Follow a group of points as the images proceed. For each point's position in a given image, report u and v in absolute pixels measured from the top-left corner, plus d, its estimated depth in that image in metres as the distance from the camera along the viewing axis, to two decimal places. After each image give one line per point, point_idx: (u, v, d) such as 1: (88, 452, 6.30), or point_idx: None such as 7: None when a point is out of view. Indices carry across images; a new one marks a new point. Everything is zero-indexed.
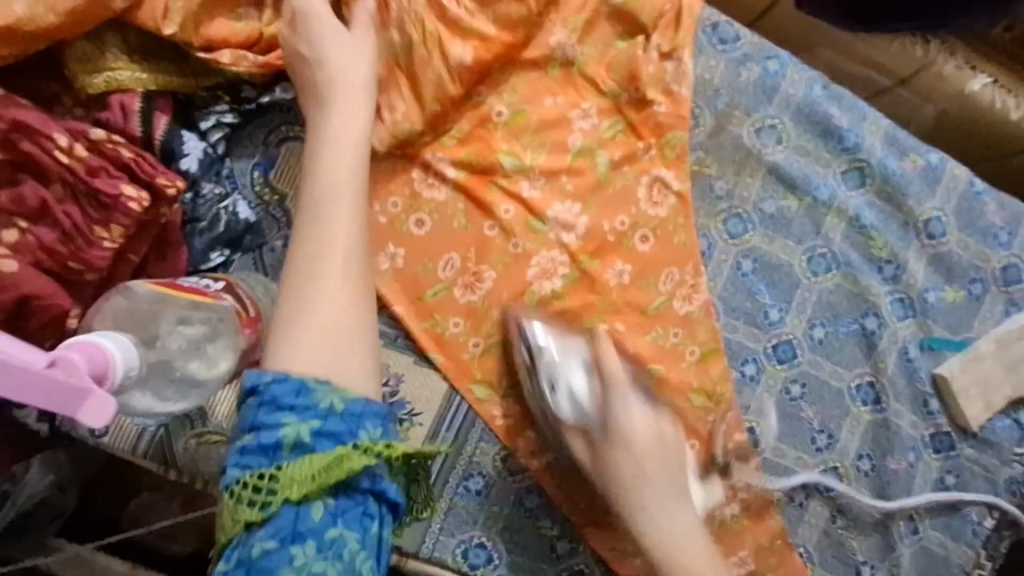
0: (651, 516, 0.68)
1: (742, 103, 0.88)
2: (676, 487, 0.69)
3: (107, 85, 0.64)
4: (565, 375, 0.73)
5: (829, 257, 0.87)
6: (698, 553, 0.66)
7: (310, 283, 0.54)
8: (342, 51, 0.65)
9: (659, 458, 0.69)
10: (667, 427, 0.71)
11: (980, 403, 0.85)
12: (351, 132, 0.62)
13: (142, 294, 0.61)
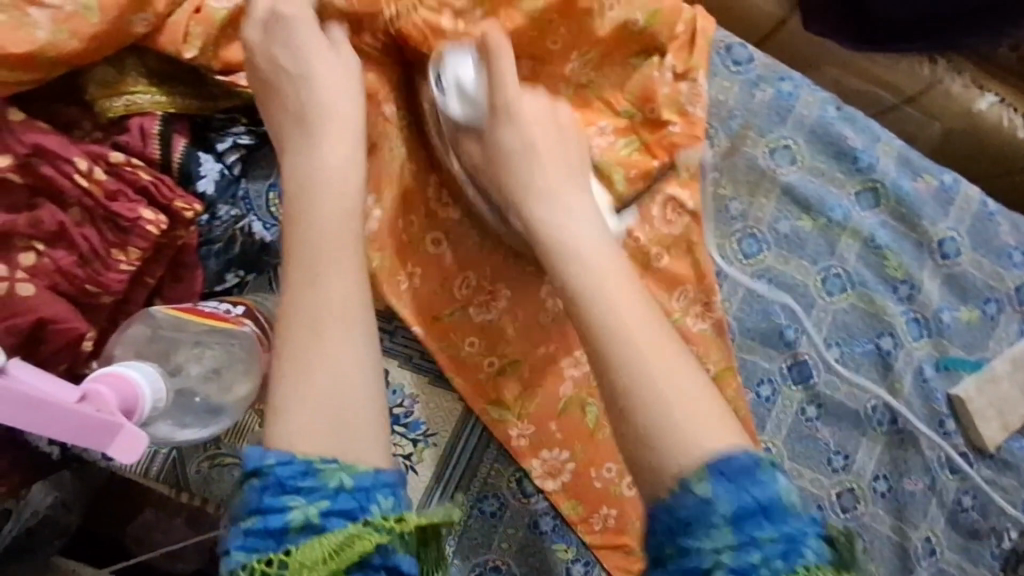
0: (552, 225, 0.58)
1: (756, 124, 0.88)
2: (590, 218, 0.59)
3: (127, 109, 0.64)
4: (453, 70, 0.69)
5: (844, 276, 0.86)
6: (618, 276, 0.54)
7: (310, 347, 0.51)
8: (331, 85, 0.60)
9: (551, 142, 0.64)
10: (561, 116, 0.66)
11: (996, 423, 0.85)
12: (343, 169, 0.58)
13: (162, 318, 0.61)
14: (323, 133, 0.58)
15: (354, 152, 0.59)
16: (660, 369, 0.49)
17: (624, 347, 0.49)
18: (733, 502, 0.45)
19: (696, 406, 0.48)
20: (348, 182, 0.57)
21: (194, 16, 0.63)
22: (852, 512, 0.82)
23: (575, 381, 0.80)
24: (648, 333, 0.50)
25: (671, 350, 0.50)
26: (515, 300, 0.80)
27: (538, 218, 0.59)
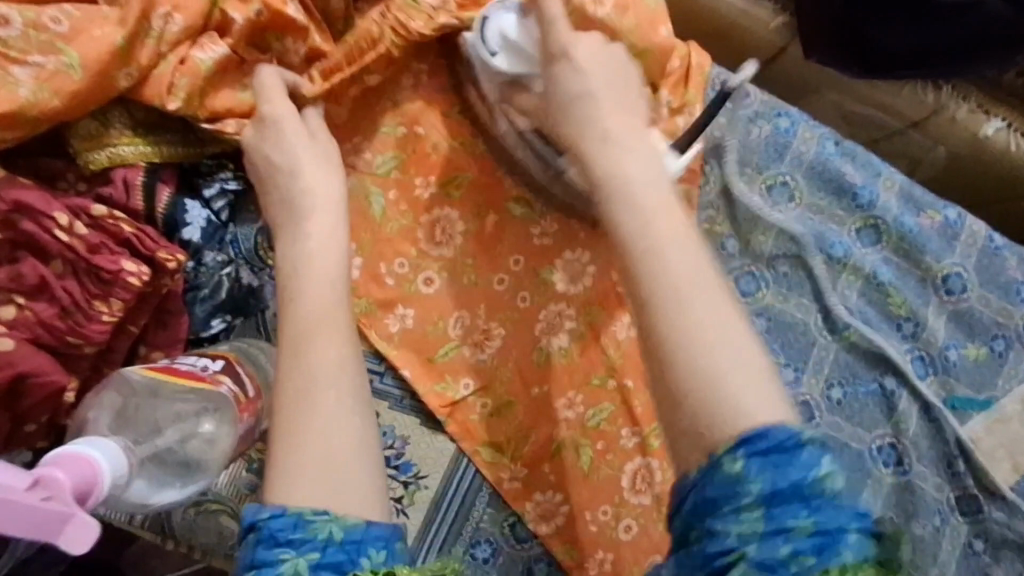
0: (632, 198, 0.59)
1: (753, 160, 0.86)
2: (663, 199, 0.59)
3: (110, 160, 0.64)
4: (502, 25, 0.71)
5: (847, 313, 0.84)
6: (698, 274, 0.56)
7: (302, 413, 0.50)
8: (316, 167, 0.61)
9: (601, 76, 0.66)
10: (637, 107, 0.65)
11: (1007, 465, 0.84)
12: (326, 244, 0.57)
13: (132, 379, 0.60)
14: (309, 212, 0.59)
15: (338, 225, 0.58)
16: (727, 364, 0.53)
17: (696, 341, 0.54)
18: (769, 482, 0.50)
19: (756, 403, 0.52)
20: (334, 256, 0.57)
21: (179, 68, 0.63)
22: None
23: (569, 423, 0.78)
24: (718, 344, 0.54)
25: (740, 341, 0.54)
26: (512, 339, 0.80)
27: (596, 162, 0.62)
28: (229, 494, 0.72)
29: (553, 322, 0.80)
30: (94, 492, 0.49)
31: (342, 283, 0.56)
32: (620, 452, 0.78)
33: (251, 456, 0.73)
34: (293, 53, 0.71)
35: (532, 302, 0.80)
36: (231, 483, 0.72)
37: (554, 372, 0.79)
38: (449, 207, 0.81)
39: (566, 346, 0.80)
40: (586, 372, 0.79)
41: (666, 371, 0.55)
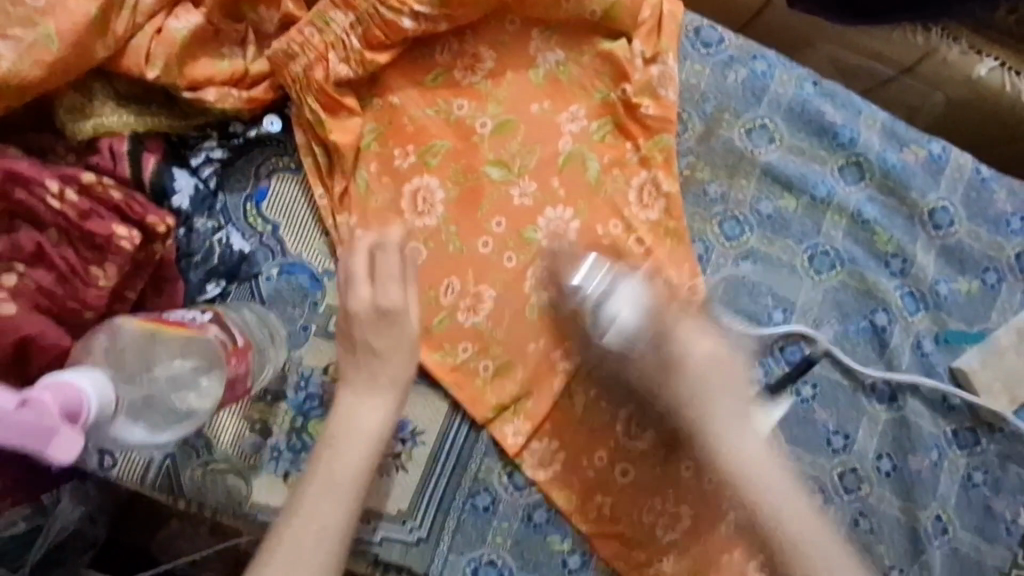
0: (750, 469, 0.67)
1: (730, 106, 0.86)
2: (774, 464, 0.68)
3: (96, 130, 0.70)
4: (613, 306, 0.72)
5: (832, 254, 0.84)
6: (817, 528, 0.65)
7: (306, 531, 0.60)
8: (402, 350, 0.68)
9: (715, 375, 0.70)
10: (734, 362, 0.72)
11: (1004, 396, 0.84)
12: (377, 428, 0.66)
13: (126, 329, 0.61)
14: (381, 387, 0.67)
15: (392, 412, 0.67)
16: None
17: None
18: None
19: None
20: (378, 437, 0.66)
21: (156, 37, 0.69)
22: (855, 493, 0.82)
23: (566, 374, 0.79)
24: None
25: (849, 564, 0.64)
26: (503, 297, 0.78)
27: (722, 447, 0.69)
28: (235, 453, 0.75)
29: (543, 277, 0.79)
30: (82, 413, 0.51)
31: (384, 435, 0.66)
32: (613, 399, 0.79)
33: (253, 417, 0.76)
34: (269, 21, 0.75)
35: (518, 261, 0.79)
36: (235, 443, 0.75)
37: (551, 327, 0.79)
38: (427, 175, 0.79)
39: (557, 300, 0.78)
40: (579, 323, 0.79)
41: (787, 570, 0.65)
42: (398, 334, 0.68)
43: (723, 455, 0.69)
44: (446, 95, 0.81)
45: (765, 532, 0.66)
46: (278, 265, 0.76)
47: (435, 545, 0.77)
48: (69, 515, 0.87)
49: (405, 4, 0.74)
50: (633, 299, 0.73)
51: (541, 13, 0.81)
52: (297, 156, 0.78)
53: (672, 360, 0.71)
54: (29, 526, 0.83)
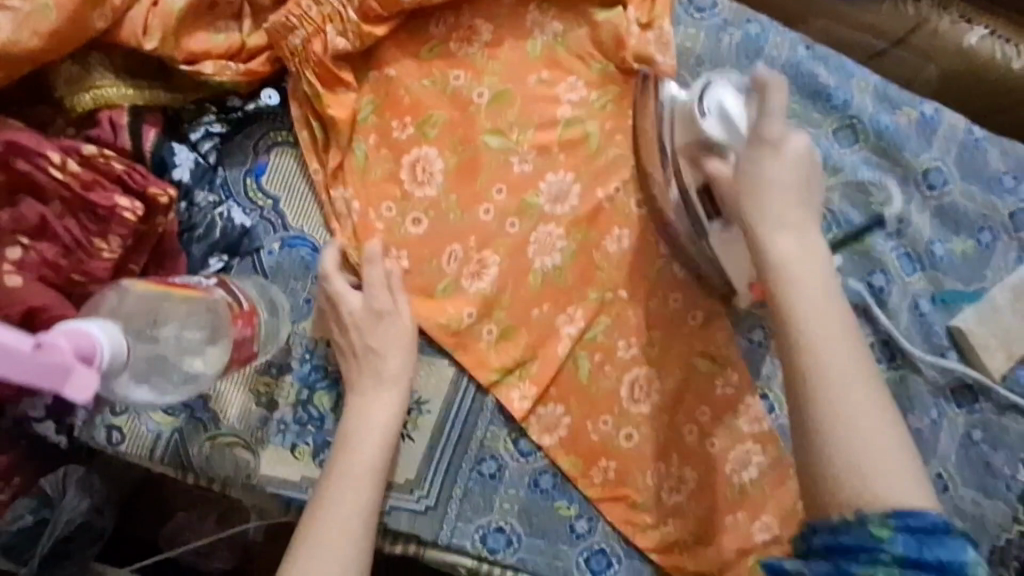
0: (794, 268, 0.63)
1: (725, 70, 0.87)
2: (822, 275, 0.63)
3: (95, 102, 0.72)
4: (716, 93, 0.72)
5: (829, 216, 0.85)
6: (850, 351, 0.60)
7: (327, 532, 0.65)
8: (399, 348, 0.73)
9: (796, 167, 0.65)
10: (813, 175, 0.66)
11: (1001, 354, 0.84)
12: (385, 426, 0.70)
13: (135, 289, 0.62)
14: (382, 386, 0.71)
15: (399, 407, 0.71)
16: (851, 419, 0.58)
17: (835, 422, 0.58)
18: (911, 554, 0.54)
19: (872, 457, 0.57)
20: (387, 434, 0.70)
21: (152, 9, 0.71)
22: None
23: (571, 338, 0.79)
24: (854, 418, 0.58)
25: (874, 400, 0.59)
26: (504, 264, 0.79)
27: (767, 237, 0.64)
28: (242, 427, 0.76)
29: (545, 243, 0.79)
30: (96, 356, 0.52)
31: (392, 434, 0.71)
32: (617, 364, 0.80)
33: (259, 390, 0.76)
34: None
35: (520, 228, 0.79)
36: (242, 416, 0.76)
37: (552, 293, 0.79)
38: (427, 145, 0.80)
39: (559, 265, 0.80)
40: (580, 288, 0.80)
41: (799, 389, 0.60)
42: (393, 339, 0.73)
43: (764, 245, 0.64)
44: (443, 66, 0.81)
45: (790, 346, 0.61)
46: (279, 240, 0.77)
47: (443, 512, 0.78)
48: (76, 506, 0.82)
49: None
50: (736, 103, 0.71)
51: None
52: (294, 130, 0.79)
53: (763, 137, 0.65)
54: (36, 520, 0.80)
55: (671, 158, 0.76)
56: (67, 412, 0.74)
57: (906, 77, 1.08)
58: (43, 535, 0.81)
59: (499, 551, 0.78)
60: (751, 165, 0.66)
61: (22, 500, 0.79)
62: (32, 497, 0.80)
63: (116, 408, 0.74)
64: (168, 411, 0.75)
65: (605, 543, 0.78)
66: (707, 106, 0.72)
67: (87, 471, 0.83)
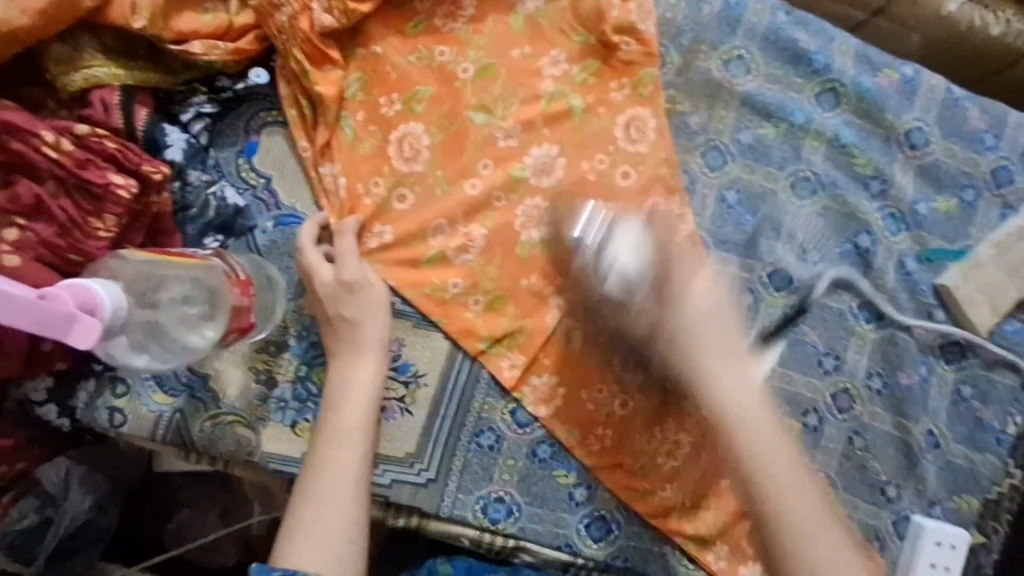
0: (746, 419, 0.69)
1: (707, 38, 0.88)
2: (770, 428, 0.69)
3: (86, 82, 0.73)
4: (611, 241, 0.75)
5: (813, 179, 0.87)
6: (794, 469, 0.68)
7: (317, 503, 0.65)
8: (373, 317, 0.73)
9: (712, 323, 0.73)
10: (723, 303, 0.75)
11: (986, 309, 0.85)
12: (367, 391, 0.71)
13: (132, 260, 0.64)
14: (361, 354, 0.72)
15: (378, 373, 0.72)
16: (808, 530, 0.66)
17: (794, 533, 0.66)
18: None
19: (831, 557, 0.65)
20: (370, 400, 0.71)
21: None
22: (848, 413, 0.85)
23: (560, 309, 0.80)
24: (810, 529, 0.66)
25: (814, 497, 0.68)
26: (493, 236, 0.80)
27: (714, 388, 0.71)
28: (242, 405, 0.76)
29: (532, 215, 0.80)
30: (98, 310, 0.55)
31: (374, 405, 0.71)
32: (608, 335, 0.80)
33: (257, 368, 0.77)
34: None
35: (507, 201, 0.80)
36: (242, 395, 0.76)
37: (540, 263, 0.80)
38: (413, 121, 0.81)
39: (547, 237, 0.80)
40: (564, 259, 0.79)
41: (761, 509, 0.67)
42: (366, 313, 0.73)
43: (710, 392, 0.71)
44: (429, 43, 0.82)
45: (748, 490, 0.68)
46: (273, 218, 0.78)
47: (444, 484, 0.78)
48: (79, 505, 0.86)
49: None
50: (636, 245, 0.75)
51: None
52: (283, 109, 0.80)
53: (672, 295, 0.73)
54: (42, 518, 0.84)
55: (589, 269, 0.77)
56: (68, 395, 0.75)
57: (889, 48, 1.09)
58: (48, 532, 0.85)
59: (500, 520, 0.78)
60: (675, 324, 0.73)
61: (27, 499, 0.83)
62: (37, 496, 0.84)
63: (117, 389, 0.74)
64: (167, 391, 0.75)
65: (604, 510, 0.79)
66: (608, 257, 0.75)
67: (88, 471, 0.87)
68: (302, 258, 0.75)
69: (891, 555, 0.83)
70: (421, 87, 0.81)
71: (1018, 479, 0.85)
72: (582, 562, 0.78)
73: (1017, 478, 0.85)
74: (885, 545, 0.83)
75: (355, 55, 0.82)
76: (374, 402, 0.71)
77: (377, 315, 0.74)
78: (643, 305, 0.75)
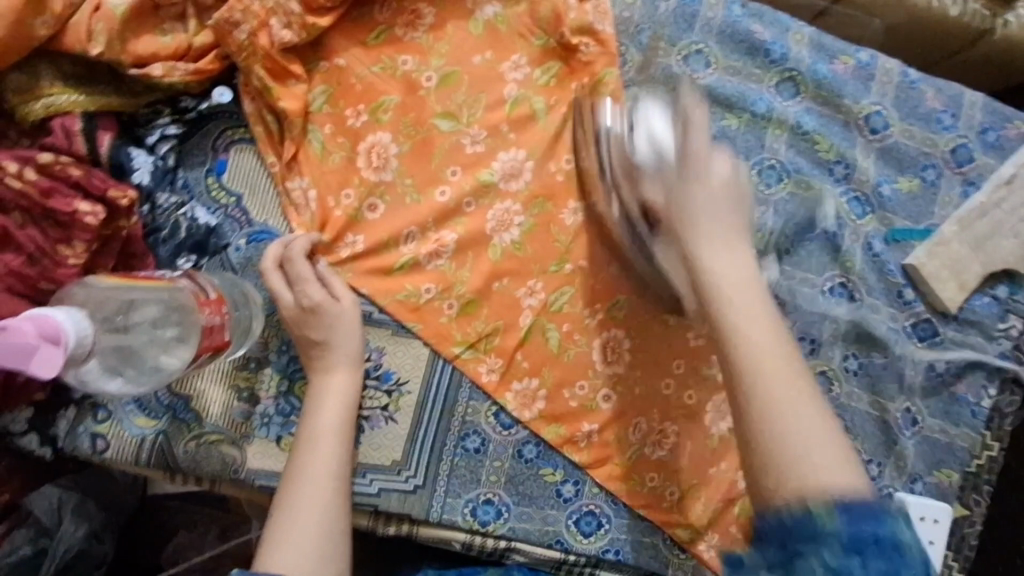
0: (722, 285, 0.59)
1: (666, 34, 0.89)
2: (759, 298, 0.59)
3: (46, 109, 0.73)
4: (647, 122, 0.71)
5: (778, 166, 0.88)
6: (744, 280, 0.60)
7: (299, 508, 0.66)
8: (345, 329, 0.74)
9: (728, 190, 0.63)
10: (743, 183, 0.64)
11: (953, 284, 0.87)
12: (342, 402, 0.72)
13: (100, 285, 0.63)
14: (336, 366, 0.73)
15: (355, 384, 0.74)
16: (795, 428, 0.54)
17: (770, 406, 0.55)
18: (852, 535, 0.49)
19: (821, 445, 0.53)
20: (345, 410, 0.72)
21: (95, 14, 0.72)
22: (827, 395, 0.86)
23: (535, 309, 0.81)
24: (799, 410, 0.54)
25: (819, 407, 0.55)
26: (464, 242, 0.80)
27: (698, 258, 0.61)
28: (226, 423, 0.76)
29: (502, 219, 0.81)
30: (62, 337, 0.53)
31: (351, 413, 0.73)
32: (585, 332, 0.81)
33: (239, 385, 0.77)
34: None
35: (477, 206, 0.81)
36: (225, 413, 0.76)
37: (513, 267, 0.81)
38: (380, 131, 0.81)
39: (519, 240, 0.81)
40: (539, 260, 0.81)
41: (739, 408, 0.56)
42: (338, 323, 0.74)
43: (698, 261, 0.61)
44: (391, 52, 0.83)
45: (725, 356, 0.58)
46: (245, 236, 0.78)
47: (432, 490, 0.78)
48: (73, 532, 0.87)
49: None
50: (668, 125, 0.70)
51: None
52: (249, 126, 0.81)
53: (692, 169, 0.64)
54: (35, 549, 0.84)
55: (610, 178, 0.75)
56: (48, 424, 0.74)
57: (853, 33, 1.10)
58: (43, 562, 0.84)
59: (490, 522, 0.78)
60: (682, 193, 0.64)
61: (19, 531, 0.83)
62: (30, 527, 0.84)
63: (98, 414, 0.74)
64: (149, 414, 0.75)
65: (593, 505, 0.80)
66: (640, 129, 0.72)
67: (81, 499, 0.89)
68: (267, 276, 0.75)
69: None
70: (386, 97, 0.82)
71: (995, 450, 0.87)
72: (574, 558, 0.79)
73: (995, 449, 0.87)
74: None
75: (317, 67, 0.82)
76: (351, 410, 0.73)
77: (349, 329, 0.74)
78: (656, 195, 0.68)
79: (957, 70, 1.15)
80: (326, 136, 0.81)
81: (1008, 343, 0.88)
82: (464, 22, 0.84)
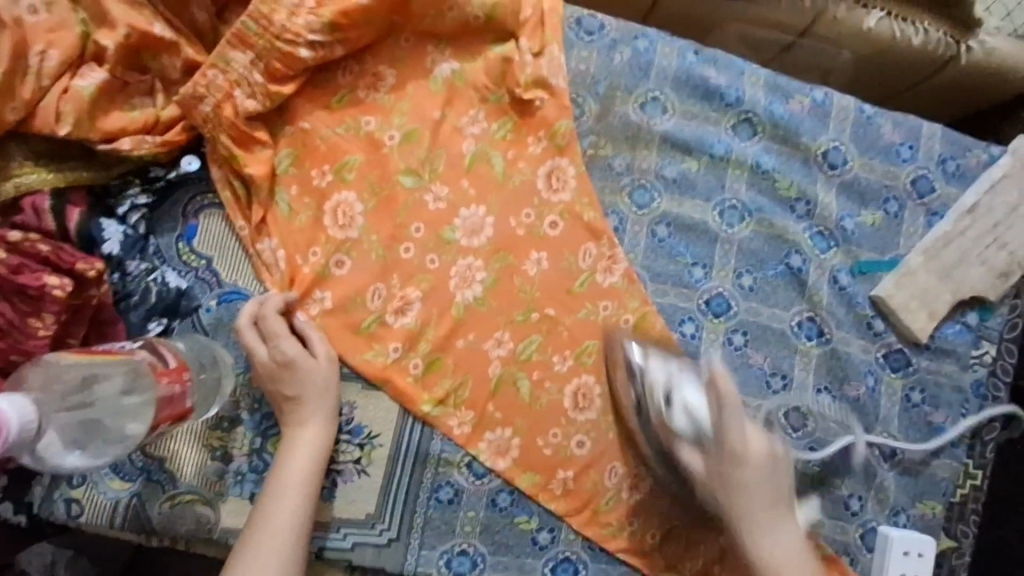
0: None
1: (622, 84, 0.90)
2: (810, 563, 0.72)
3: (18, 189, 0.76)
4: (680, 390, 0.77)
5: (739, 207, 0.89)
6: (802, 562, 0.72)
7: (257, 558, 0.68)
8: (316, 385, 0.76)
9: (769, 471, 0.74)
10: (778, 454, 0.75)
11: (923, 314, 0.88)
12: (312, 455, 0.74)
13: (62, 362, 0.66)
14: (308, 420, 0.75)
15: (326, 438, 0.76)
16: None
17: None
18: None
19: None
20: (315, 462, 0.74)
21: (63, 97, 0.75)
22: (802, 430, 0.85)
23: (502, 359, 0.82)
24: None
25: None
26: (428, 299, 0.82)
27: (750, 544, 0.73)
28: (200, 482, 0.77)
29: (465, 275, 0.83)
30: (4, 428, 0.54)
31: (320, 466, 0.74)
32: (555, 377, 0.82)
33: (212, 445, 0.78)
34: (170, 67, 0.81)
35: (440, 262, 0.83)
36: (197, 473, 0.77)
37: (473, 323, 0.82)
38: (346, 190, 0.83)
39: (481, 295, 0.83)
40: (506, 310, 0.83)
41: None
42: (309, 378, 0.76)
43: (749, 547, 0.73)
44: (353, 113, 0.86)
45: None
46: (216, 297, 0.81)
47: (407, 542, 0.79)
48: None
49: (298, 36, 0.79)
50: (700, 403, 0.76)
51: (428, 25, 0.86)
52: (217, 191, 0.83)
53: (732, 453, 0.73)
54: None
55: (641, 403, 0.79)
56: (23, 492, 0.75)
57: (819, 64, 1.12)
58: None
59: (466, 573, 0.79)
60: (724, 467, 0.74)
61: None
62: None
63: (72, 480, 0.75)
64: (123, 477, 0.76)
65: (569, 551, 0.81)
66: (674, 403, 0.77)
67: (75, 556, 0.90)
68: (242, 331, 0.77)
69: (862, 567, 0.84)
70: (349, 158, 0.84)
71: (978, 479, 0.87)
72: None
73: (980, 478, 0.87)
74: (855, 558, 0.84)
75: (283, 131, 0.84)
76: (321, 463, 0.75)
77: (321, 387, 0.76)
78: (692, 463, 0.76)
79: (920, 100, 1.18)
80: (293, 198, 0.83)
81: (983, 370, 0.89)
82: (422, 81, 0.87)
